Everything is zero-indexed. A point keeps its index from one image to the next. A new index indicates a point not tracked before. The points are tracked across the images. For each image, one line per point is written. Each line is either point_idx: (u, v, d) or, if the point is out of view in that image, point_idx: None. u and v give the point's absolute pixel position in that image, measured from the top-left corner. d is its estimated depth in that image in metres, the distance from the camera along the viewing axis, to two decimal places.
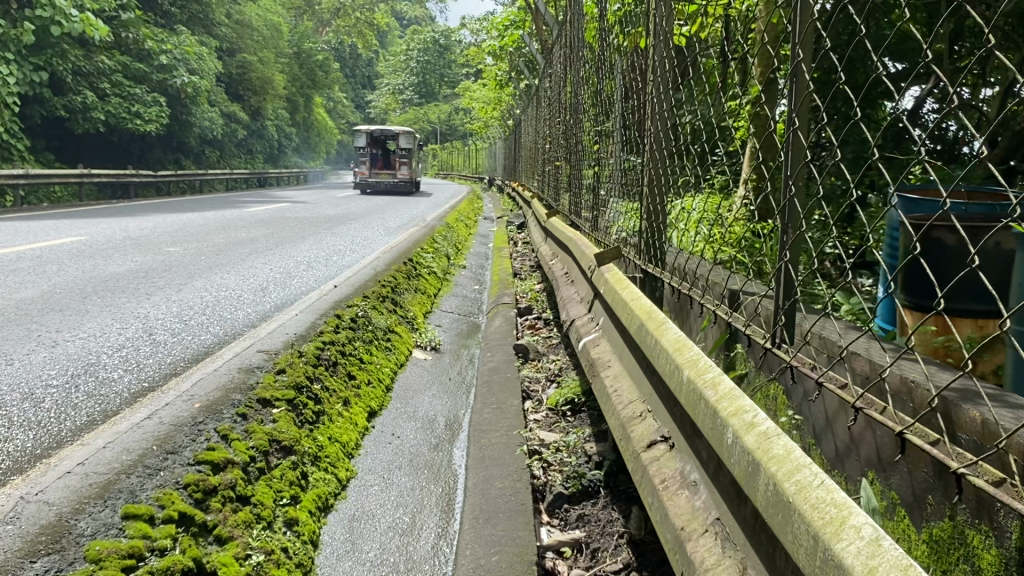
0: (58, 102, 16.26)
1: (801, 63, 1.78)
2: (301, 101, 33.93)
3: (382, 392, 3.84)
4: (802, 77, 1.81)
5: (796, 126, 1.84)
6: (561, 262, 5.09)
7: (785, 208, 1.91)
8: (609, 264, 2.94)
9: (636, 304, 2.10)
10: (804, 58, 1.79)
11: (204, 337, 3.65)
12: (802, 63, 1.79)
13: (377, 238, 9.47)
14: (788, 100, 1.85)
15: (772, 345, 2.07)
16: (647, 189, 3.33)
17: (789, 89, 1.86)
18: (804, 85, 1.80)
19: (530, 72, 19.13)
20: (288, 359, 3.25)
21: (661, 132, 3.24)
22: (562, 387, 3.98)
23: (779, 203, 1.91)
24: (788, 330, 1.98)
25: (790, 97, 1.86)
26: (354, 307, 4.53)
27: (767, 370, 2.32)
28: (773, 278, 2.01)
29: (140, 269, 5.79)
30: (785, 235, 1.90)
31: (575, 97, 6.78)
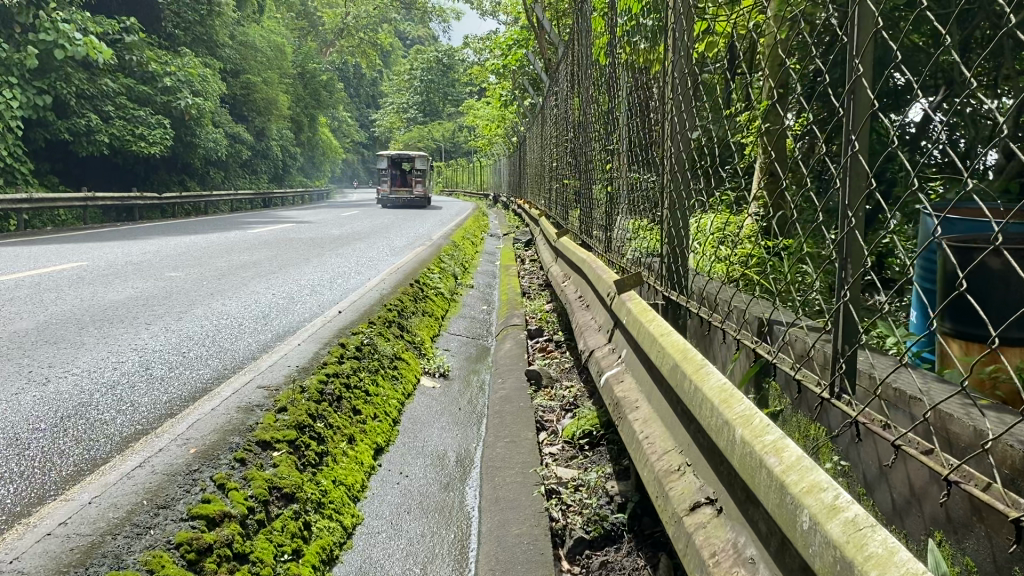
0: (62, 125, 16.22)
1: (862, 78, 1.61)
2: (306, 121, 34.09)
3: (389, 426, 3.66)
4: (863, 93, 1.63)
5: (856, 149, 1.66)
6: (573, 283, 4.92)
7: (842, 240, 1.72)
8: (630, 292, 2.76)
9: (665, 341, 1.94)
10: (864, 73, 1.61)
11: (203, 371, 3.48)
12: (862, 78, 1.61)
13: (383, 258, 9.33)
14: (845, 121, 1.67)
15: (826, 392, 1.85)
16: (666, 211, 3.15)
17: (845, 106, 1.68)
18: (866, 103, 1.62)
19: (533, 90, 19.18)
20: (290, 397, 3.08)
21: (680, 152, 3.06)
22: (579, 418, 3.79)
23: (835, 234, 1.73)
24: (848, 376, 1.77)
25: (847, 117, 1.68)
26: (359, 335, 4.36)
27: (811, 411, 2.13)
28: (829, 317, 1.81)
29: (140, 297, 5.64)
30: (844, 270, 1.71)
31: (582, 114, 6.66)
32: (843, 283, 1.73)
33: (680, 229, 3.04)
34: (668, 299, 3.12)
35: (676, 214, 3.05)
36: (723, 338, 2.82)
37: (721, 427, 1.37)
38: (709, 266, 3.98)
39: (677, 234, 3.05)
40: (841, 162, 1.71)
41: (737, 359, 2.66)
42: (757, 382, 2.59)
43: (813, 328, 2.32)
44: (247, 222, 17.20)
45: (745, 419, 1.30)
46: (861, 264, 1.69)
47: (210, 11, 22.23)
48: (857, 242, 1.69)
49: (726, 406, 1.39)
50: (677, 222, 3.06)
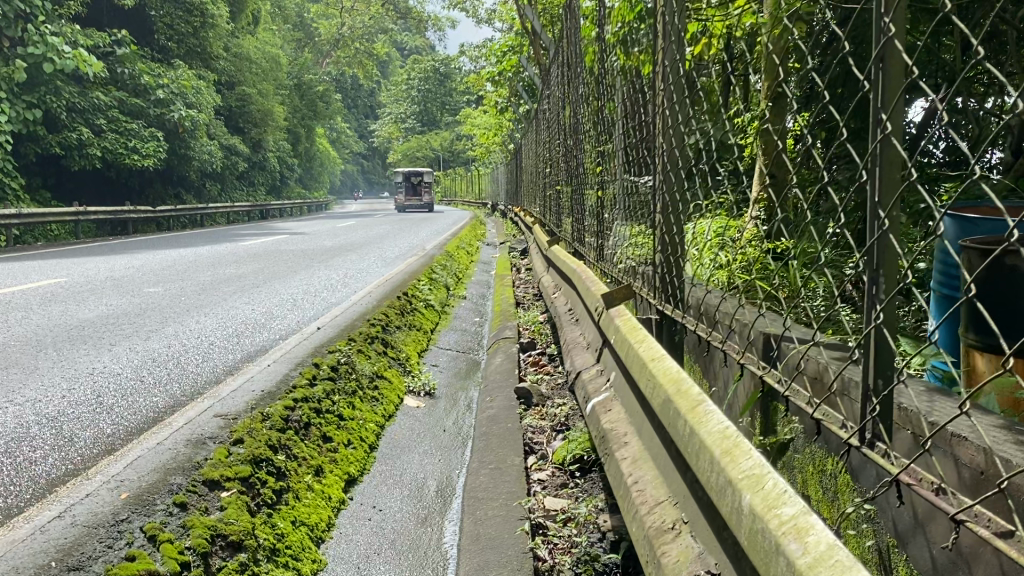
0: (53, 139, 15.97)
1: (895, 39, 1.31)
2: (303, 132, 33.87)
3: (364, 453, 3.37)
4: (895, 59, 1.34)
5: (887, 135, 1.37)
6: (565, 293, 4.63)
7: (873, 247, 1.42)
8: (620, 306, 2.46)
9: (656, 368, 1.66)
10: (896, 33, 1.33)
11: (157, 398, 3.19)
12: (894, 39, 1.32)
13: (374, 270, 9.06)
14: (875, 100, 1.38)
15: (855, 440, 1.55)
16: (658, 216, 2.85)
17: (872, 76, 1.38)
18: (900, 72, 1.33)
19: (530, 96, 19.02)
20: (248, 427, 2.80)
21: (673, 150, 2.75)
22: (571, 440, 3.49)
23: (864, 240, 1.44)
24: (882, 421, 1.47)
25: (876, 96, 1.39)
26: (335, 353, 4.08)
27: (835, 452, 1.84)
28: (856, 344, 1.52)
29: (111, 315, 5.36)
30: (876, 284, 1.42)
31: (574, 120, 6.41)
32: (874, 297, 1.43)
33: (673, 235, 2.73)
34: (660, 313, 2.83)
35: (669, 219, 2.75)
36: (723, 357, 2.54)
37: (725, 490, 1.11)
38: (709, 274, 3.69)
39: (670, 242, 2.74)
40: (869, 148, 1.41)
41: (739, 381, 2.37)
42: (763, 406, 2.30)
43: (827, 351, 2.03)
44: (241, 234, 16.93)
45: (755, 482, 1.05)
46: (895, 276, 1.39)
47: (204, 23, 22.04)
48: (891, 246, 1.39)
49: (730, 461, 1.13)
50: (670, 227, 2.75)
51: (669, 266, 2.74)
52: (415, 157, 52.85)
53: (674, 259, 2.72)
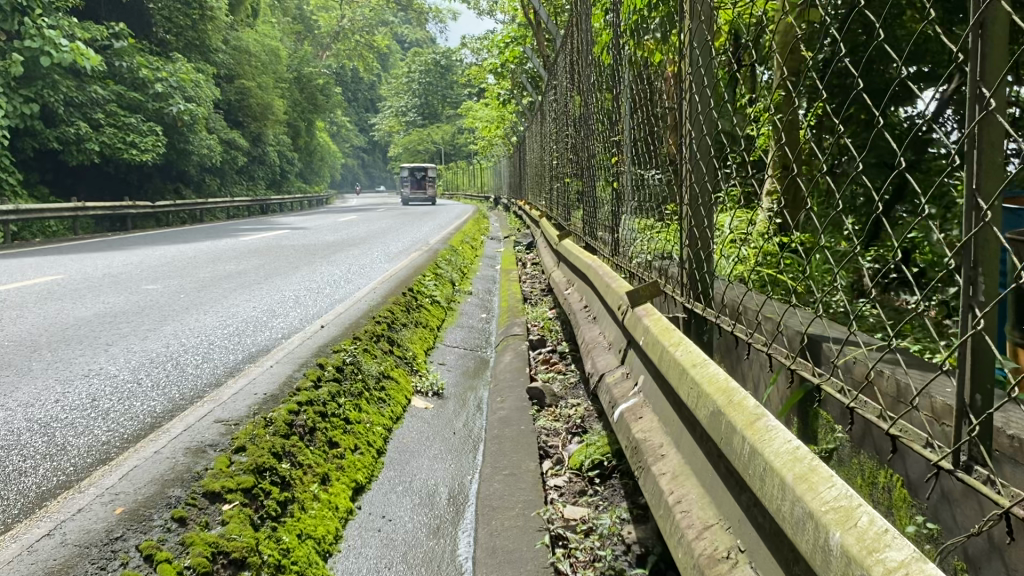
0: (50, 134, 15.78)
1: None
2: (303, 126, 33.68)
3: (372, 459, 3.23)
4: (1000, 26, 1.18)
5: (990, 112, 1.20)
6: (577, 290, 4.49)
7: (971, 243, 1.24)
8: (646, 306, 2.30)
9: (700, 375, 1.50)
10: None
11: (155, 403, 3.04)
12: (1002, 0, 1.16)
13: (377, 265, 8.92)
14: (973, 71, 1.20)
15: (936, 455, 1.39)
16: (684, 209, 2.67)
17: (968, 46, 1.21)
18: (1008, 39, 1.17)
19: (533, 88, 18.83)
20: (250, 434, 2.65)
21: (698, 138, 2.54)
22: (588, 444, 3.35)
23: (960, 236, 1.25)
24: (975, 438, 1.30)
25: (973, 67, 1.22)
26: (340, 353, 3.93)
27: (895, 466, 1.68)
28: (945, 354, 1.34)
29: (108, 313, 5.22)
30: (976, 285, 1.23)
31: (583, 111, 6.25)
32: (972, 301, 1.25)
33: (702, 230, 2.54)
34: (686, 310, 2.68)
35: (696, 213, 2.56)
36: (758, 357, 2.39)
37: (804, 523, 0.95)
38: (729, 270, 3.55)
39: (697, 236, 2.56)
40: (966, 131, 1.23)
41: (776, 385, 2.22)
42: (804, 411, 2.15)
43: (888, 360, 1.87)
44: (241, 229, 16.78)
45: (843, 515, 0.88)
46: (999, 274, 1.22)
47: (202, 15, 21.83)
48: (995, 240, 1.21)
49: (808, 490, 0.97)
50: (699, 220, 2.57)
51: (696, 262, 2.58)
52: (416, 151, 52.64)
53: (700, 253, 2.56)
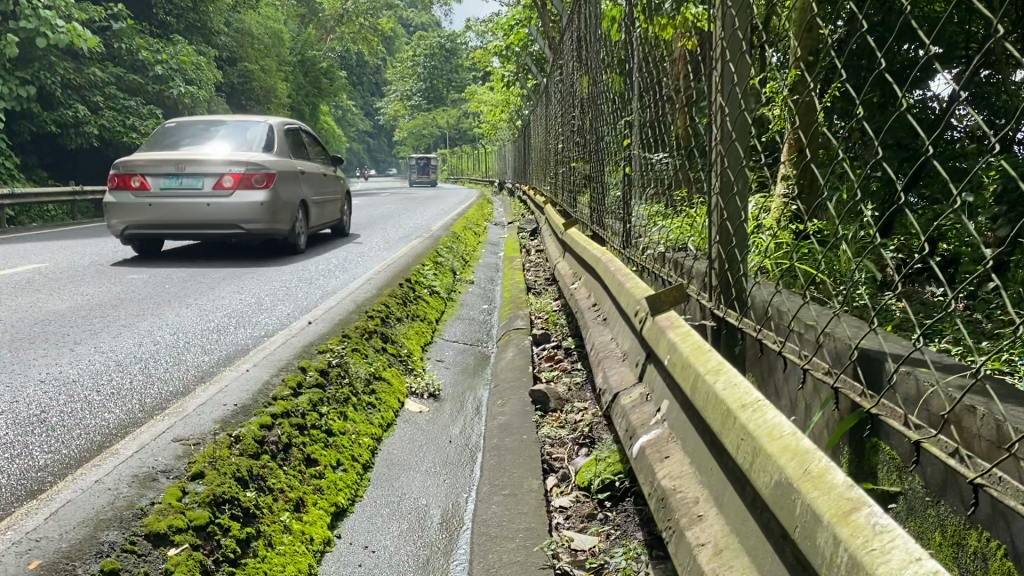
0: (48, 117, 15.38)
1: None
2: (307, 109, 33.17)
3: (357, 477, 2.89)
4: None
5: None
6: (584, 285, 4.13)
7: None
8: (668, 313, 1.95)
9: (751, 422, 1.18)
10: None
11: (110, 415, 2.70)
12: None
13: (376, 253, 8.55)
14: None
15: None
16: (713, 198, 2.28)
17: None
18: None
19: (538, 70, 18.34)
20: (210, 457, 2.31)
21: (729, 113, 2.13)
22: (598, 459, 3.00)
23: None
24: None
25: None
26: (325, 355, 3.59)
27: (1001, 532, 1.33)
28: None
29: (83, 306, 4.86)
30: None
31: (590, 93, 5.87)
32: None
33: (737, 222, 2.15)
34: (716, 315, 2.30)
35: (729, 200, 2.16)
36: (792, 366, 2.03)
37: None
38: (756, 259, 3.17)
39: (730, 229, 2.16)
40: None
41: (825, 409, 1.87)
42: (856, 441, 1.81)
43: (975, 393, 1.50)
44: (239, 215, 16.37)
45: None
46: None
47: None
48: None
49: None
50: (733, 210, 2.17)
51: (729, 259, 2.19)
52: (421, 135, 52.11)
53: (731, 248, 2.17)
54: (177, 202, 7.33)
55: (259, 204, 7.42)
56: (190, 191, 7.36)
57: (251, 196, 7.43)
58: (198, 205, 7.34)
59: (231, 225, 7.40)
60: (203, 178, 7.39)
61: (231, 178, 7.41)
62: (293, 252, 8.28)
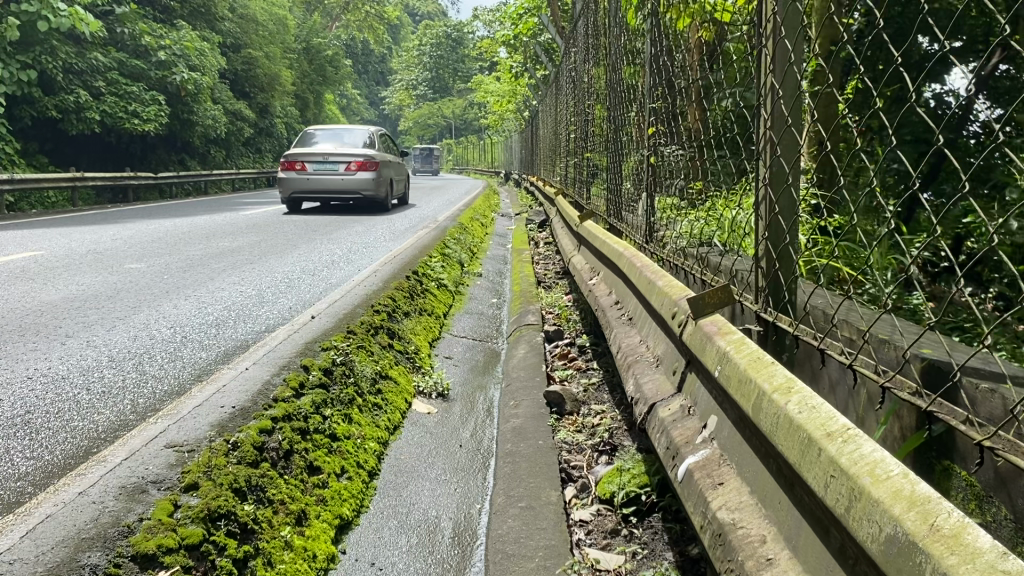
0: (49, 102, 15.13)
1: None
2: (312, 98, 32.87)
3: (363, 486, 2.70)
4: None
5: None
6: (604, 281, 3.94)
7: None
8: (713, 318, 1.76)
9: (845, 458, 0.98)
10: None
11: (98, 416, 2.52)
12: None
13: (381, 244, 8.36)
14: None
15: None
16: (761, 190, 2.02)
17: None
18: None
19: (547, 60, 18.07)
20: (204, 467, 2.12)
21: (784, 97, 1.87)
22: (620, 469, 2.82)
23: None
24: None
25: None
26: (329, 352, 3.40)
27: None
28: None
29: (78, 296, 4.67)
30: None
31: (604, 80, 5.66)
32: None
33: (790, 217, 1.89)
34: (761, 319, 2.06)
35: (782, 194, 1.90)
36: (844, 374, 1.83)
37: None
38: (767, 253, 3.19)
39: (783, 223, 1.91)
40: None
41: (885, 424, 1.68)
42: (918, 462, 1.61)
43: None
44: (241, 202, 16.14)
45: None
46: None
47: None
48: None
49: None
50: (785, 206, 1.92)
51: (781, 260, 1.94)
52: (426, 125, 51.80)
53: (783, 250, 1.92)
54: (324, 178, 11.97)
55: (370, 179, 12.07)
56: (331, 172, 12.02)
57: (367, 175, 12.08)
58: (337, 180, 11.97)
59: (355, 192, 11.97)
60: (338, 164, 12.02)
61: (355, 164, 12.05)
62: (384, 209, 13.06)
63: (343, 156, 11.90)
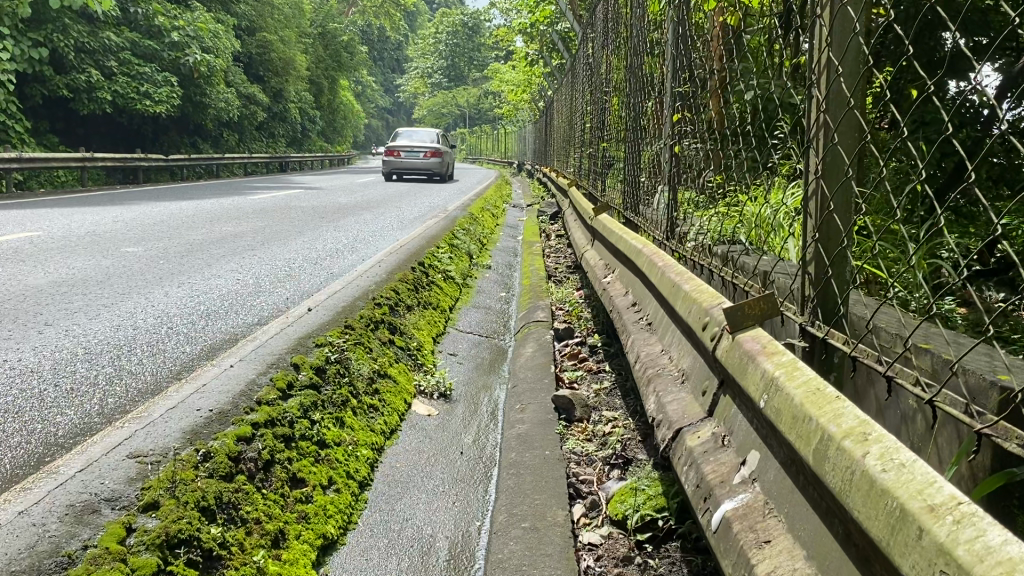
0: (60, 80, 14.88)
1: None
2: (327, 84, 32.53)
3: (352, 499, 2.46)
4: None
5: None
6: (620, 278, 3.68)
7: None
8: (755, 333, 1.50)
9: (964, 550, 0.74)
10: None
11: (62, 418, 2.28)
12: None
13: (388, 233, 8.11)
14: None
15: None
16: (808, 183, 1.76)
17: None
18: None
19: (564, 49, 17.71)
20: (168, 482, 1.88)
21: (845, 74, 1.60)
22: (633, 487, 2.57)
23: None
24: None
25: None
26: (323, 349, 3.16)
27: None
28: None
29: (65, 280, 4.45)
30: None
31: (623, 67, 5.36)
32: None
33: (845, 216, 1.63)
34: (804, 332, 1.78)
35: (837, 189, 1.63)
36: (900, 397, 1.57)
37: None
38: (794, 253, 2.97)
39: (837, 223, 1.64)
40: None
41: (953, 462, 1.41)
42: (992, 507, 1.36)
43: None
44: (249, 187, 15.91)
45: None
46: None
47: None
48: None
49: None
50: (840, 201, 1.65)
51: (832, 264, 1.66)
52: (441, 113, 51.45)
53: (837, 253, 1.65)
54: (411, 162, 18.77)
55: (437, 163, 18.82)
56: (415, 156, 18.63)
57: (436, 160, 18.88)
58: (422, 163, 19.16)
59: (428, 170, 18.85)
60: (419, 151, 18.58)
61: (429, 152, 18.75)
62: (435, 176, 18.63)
63: (422, 147, 18.58)
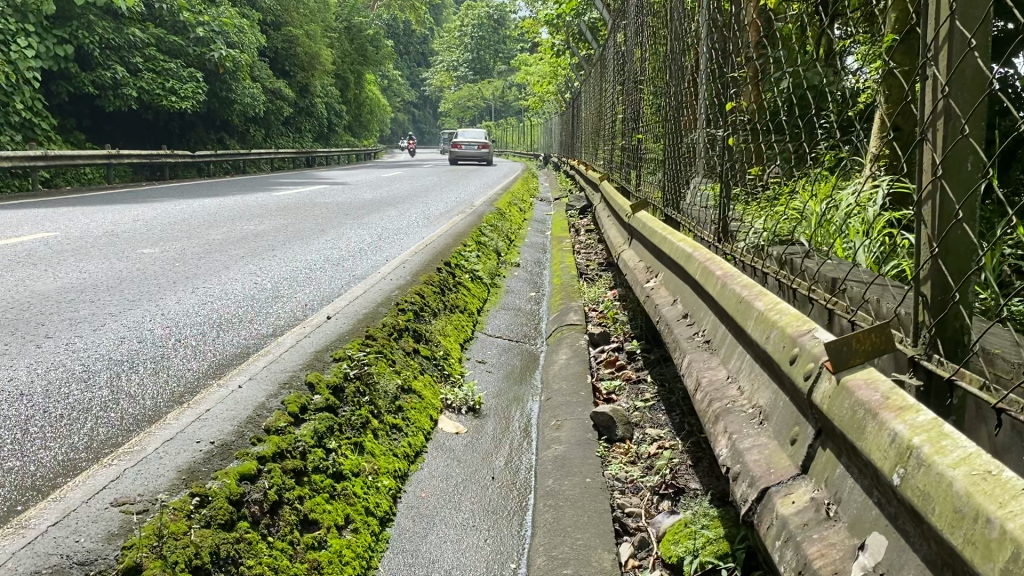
0: (86, 77, 14.80)
1: None
2: (354, 77, 32.38)
3: (372, 541, 2.17)
4: None
5: None
6: (664, 283, 3.36)
7: None
8: (874, 376, 1.17)
9: None
10: None
11: (44, 456, 2.04)
12: None
13: (413, 230, 7.86)
14: None
15: None
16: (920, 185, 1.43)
17: None
18: None
19: (592, 38, 17.32)
20: (155, 537, 1.61)
21: (978, 48, 1.26)
22: (688, 526, 2.25)
23: None
24: None
25: None
26: (341, 364, 2.89)
27: None
28: None
29: (74, 286, 4.25)
30: None
31: (656, 52, 5.00)
32: None
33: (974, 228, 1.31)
34: (917, 368, 1.45)
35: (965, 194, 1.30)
36: None
37: None
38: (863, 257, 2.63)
39: (965, 237, 1.32)
40: None
41: None
42: None
43: None
44: (275, 183, 15.80)
45: None
46: None
47: None
48: None
49: None
50: (968, 207, 1.32)
51: (958, 286, 1.34)
52: (467, 106, 51.23)
53: (966, 273, 1.33)
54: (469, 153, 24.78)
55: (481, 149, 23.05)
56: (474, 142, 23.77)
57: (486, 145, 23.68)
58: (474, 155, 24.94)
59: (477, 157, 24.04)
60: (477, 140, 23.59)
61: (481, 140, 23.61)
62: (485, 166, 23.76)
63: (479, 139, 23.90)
